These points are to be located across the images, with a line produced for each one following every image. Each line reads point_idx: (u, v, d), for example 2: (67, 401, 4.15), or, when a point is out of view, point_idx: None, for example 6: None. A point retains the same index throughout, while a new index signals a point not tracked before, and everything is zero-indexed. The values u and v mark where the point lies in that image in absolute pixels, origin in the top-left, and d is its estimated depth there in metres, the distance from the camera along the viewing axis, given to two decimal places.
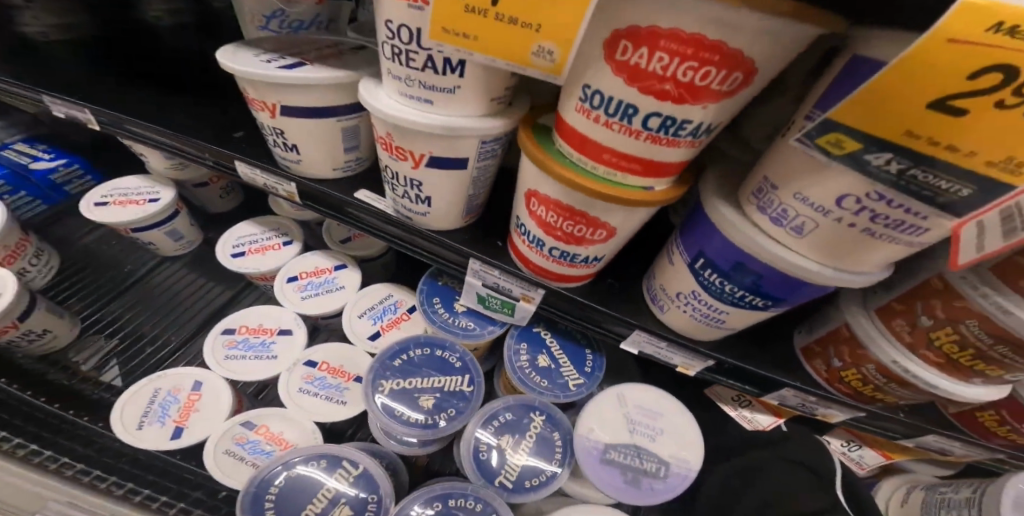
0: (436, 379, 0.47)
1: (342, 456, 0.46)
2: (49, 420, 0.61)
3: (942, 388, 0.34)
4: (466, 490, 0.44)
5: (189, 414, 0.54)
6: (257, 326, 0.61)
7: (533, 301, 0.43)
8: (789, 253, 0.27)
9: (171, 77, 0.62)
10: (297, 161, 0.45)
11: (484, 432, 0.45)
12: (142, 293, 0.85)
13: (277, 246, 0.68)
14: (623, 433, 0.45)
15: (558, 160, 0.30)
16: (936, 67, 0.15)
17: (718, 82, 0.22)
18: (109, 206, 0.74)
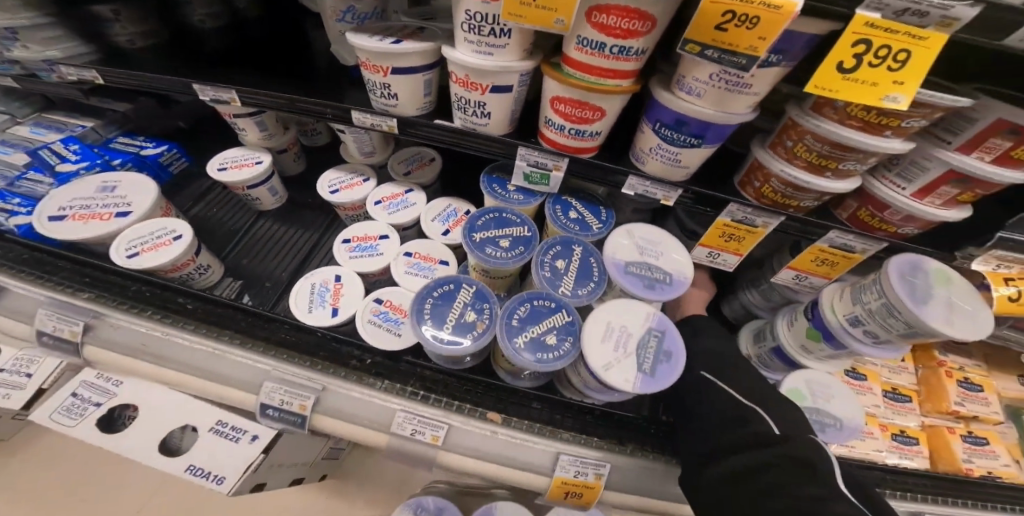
0: (510, 230, 0.75)
1: (461, 284, 0.69)
2: (238, 318, 0.84)
3: (813, 184, 0.61)
4: (547, 293, 0.68)
5: (339, 298, 0.83)
6: (363, 235, 0.90)
7: (560, 169, 0.73)
8: (695, 107, 0.57)
9: (267, 62, 0.85)
10: (394, 106, 0.71)
11: (550, 260, 0.72)
12: (251, 241, 1.05)
13: (359, 183, 0.95)
14: (635, 253, 0.74)
15: (570, 77, 0.59)
16: (716, 11, 0.42)
17: (635, 28, 0.51)
18: (228, 170, 0.94)
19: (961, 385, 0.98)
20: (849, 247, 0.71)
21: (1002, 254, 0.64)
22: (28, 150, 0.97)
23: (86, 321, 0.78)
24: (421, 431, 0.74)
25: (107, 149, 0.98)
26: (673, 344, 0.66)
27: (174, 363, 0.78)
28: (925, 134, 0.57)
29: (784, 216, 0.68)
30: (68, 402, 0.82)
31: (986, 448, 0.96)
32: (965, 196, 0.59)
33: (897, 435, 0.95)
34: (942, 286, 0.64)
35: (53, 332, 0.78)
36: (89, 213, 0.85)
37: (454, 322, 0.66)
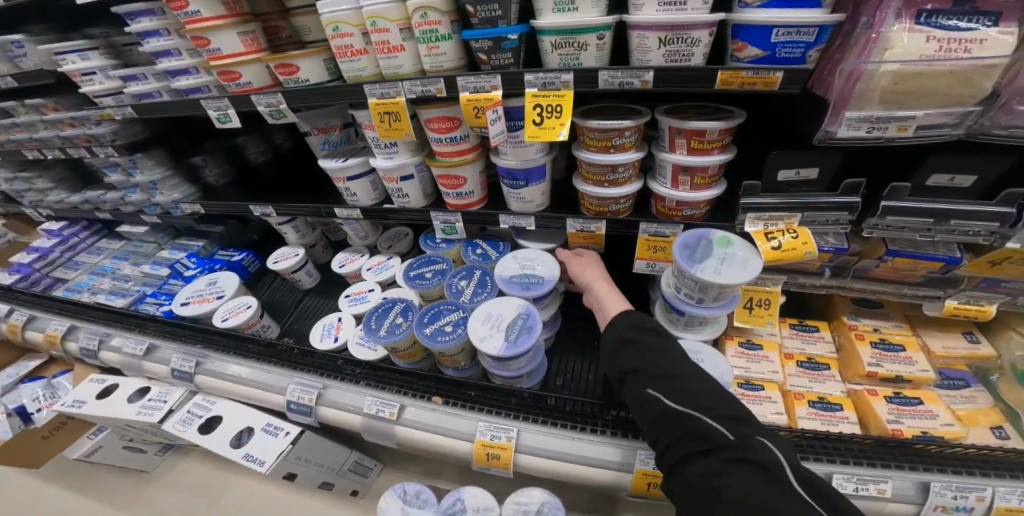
0: (436, 267, 1.06)
1: (397, 304, 1.01)
2: (283, 351, 1.21)
3: (605, 193, 0.86)
4: (450, 302, 0.95)
5: (338, 329, 1.14)
6: (358, 290, 1.21)
7: (457, 222, 1.05)
8: (516, 161, 0.89)
9: (295, 185, 1.36)
10: (353, 195, 1.12)
11: (457, 282, 0.99)
12: (299, 308, 1.40)
13: (355, 257, 1.30)
14: (515, 267, 0.96)
15: (435, 161, 0.96)
16: (467, 109, 0.80)
17: (450, 126, 0.90)
18: (281, 262, 1.33)
19: (873, 347, 0.94)
20: (662, 233, 0.89)
21: (756, 215, 0.79)
22: (168, 266, 1.51)
23: (196, 359, 1.24)
24: (382, 408, 1.00)
25: (212, 260, 1.44)
26: (535, 321, 0.85)
27: (246, 380, 1.18)
28: (657, 146, 0.82)
29: (603, 220, 0.91)
30: (184, 416, 1.22)
31: (921, 410, 0.86)
32: (702, 180, 0.80)
33: (814, 401, 0.90)
34: (719, 248, 0.79)
35: (179, 368, 1.25)
36: (201, 298, 1.27)
37: (387, 325, 0.96)
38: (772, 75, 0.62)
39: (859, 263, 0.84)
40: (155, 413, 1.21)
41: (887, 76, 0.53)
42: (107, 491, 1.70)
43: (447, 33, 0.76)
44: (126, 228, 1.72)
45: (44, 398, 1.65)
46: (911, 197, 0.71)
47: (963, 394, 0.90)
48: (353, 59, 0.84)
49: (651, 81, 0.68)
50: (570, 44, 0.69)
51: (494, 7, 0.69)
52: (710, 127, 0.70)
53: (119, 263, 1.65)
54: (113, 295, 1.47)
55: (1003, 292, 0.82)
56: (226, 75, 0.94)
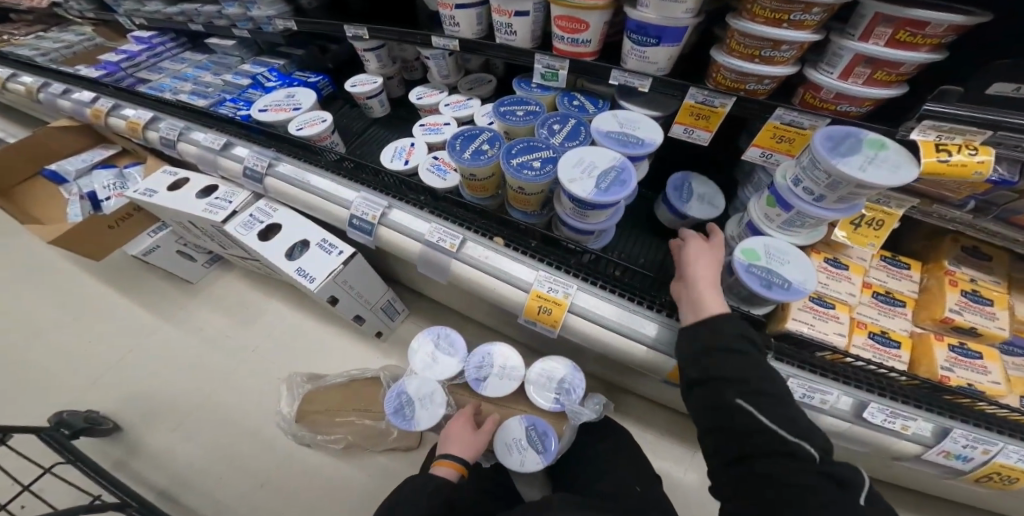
0: (529, 107, 1.01)
1: (483, 132, 0.96)
2: (348, 168, 1.21)
3: (750, 69, 0.79)
4: (541, 142, 0.91)
5: (411, 154, 1.12)
6: (435, 122, 1.16)
7: (561, 69, 0.99)
8: (656, 16, 0.80)
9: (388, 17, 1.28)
10: (454, 25, 1.05)
11: (549, 124, 0.95)
12: (362, 138, 1.38)
13: (434, 94, 1.24)
14: (614, 123, 0.91)
15: (558, 1, 0.87)
16: None
17: None
18: (359, 87, 1.28)
19: (962, 295, 0.87)
20: (797, 124, 0.82)
21: (934, 123, 0.72)
22: (249, 78, 1.51)
23: (269, 160, 1.26)
24: (443, 238, 1.01)
25: (292, 77, 1.42)
26: (629, 177, 0.83)
27: (310, 192, 1.19)
28: (836, 32, 0.73)
29: (735, 97, 0.85)
30: (246, 219, 1.28)
31: (977, 364, 0.84)
32: (884, 76, 0.72)
33: (874, 333, 0.88)
34: (869, 149, 0.72)
35: (251, 168, 1.27)
36: (279, 107, 1.27)
37: (473, 149, 0.93)
38: None
39: (1016, 202, 0.76)
40: (220, 212, 1.26)
41: None
42: (161, 289, 1.86)
43: None
44: (213, 42, 1.72)
45: (114, 187, 1.74)
46: None
47: (1018, 362, 0.87)
48: None
49: None
50: None
51: None
52: (937, 21, 0.61)
53: (200, 73, 1.67)
54: (196, 96, 1.49)
55: None
56: None
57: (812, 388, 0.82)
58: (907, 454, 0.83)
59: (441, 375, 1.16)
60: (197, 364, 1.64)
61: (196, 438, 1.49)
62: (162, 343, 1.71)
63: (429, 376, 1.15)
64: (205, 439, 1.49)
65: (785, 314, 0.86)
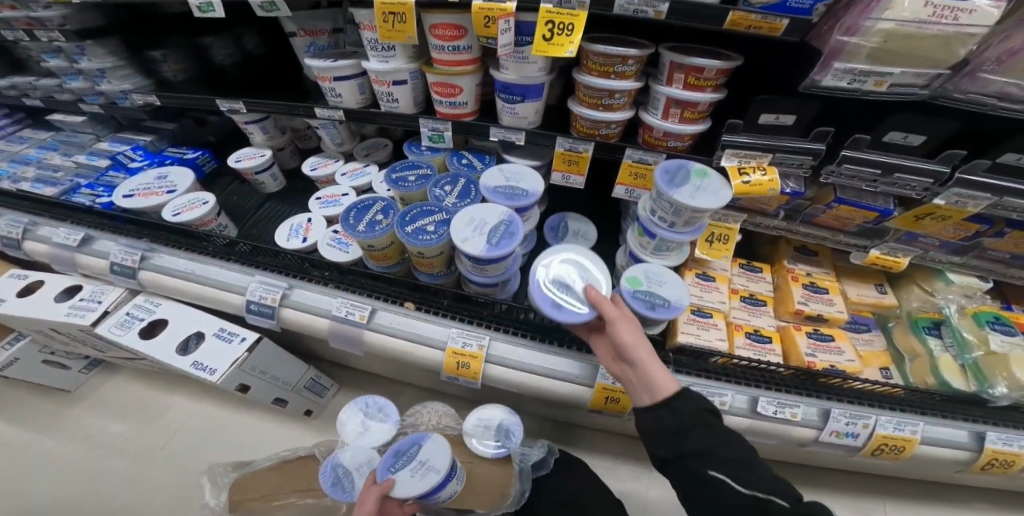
0: (420, 172, 1.02)
1: (375, 202, 0.95)
2: (240, 251, 1.16)
3: (600, 117, 0.89)
4: (432, 205, 0.93)
5: (308, 230, 1.08)
6: (332, 193, 1.14)
7: (446, 130, 1.03)
8: (516, 77, 0.89)
9: (267, 86, 1.24)
10: (337, 96, 1.05)
11: (441, 187, 0.97)
12: (255, 212, 1.30)
13: (330, 163, 1.22)
14: (501, 178, 0.96)
15: (432, 69, 0.93)
16: (478, 22, 0.82)
17: (453, 35, 0.87)
18: (244, 162, 1.22)
19: (804, 288, 1.05)
20: (643, 161, 0.94)
21: (735, 150, 0.86)
22: (110, 157, 1.35)
23: (141, 253, 1.14)
24: (352, 311, 0.99)
25: (162, 154, 1.30)
26: (517, 228, 0.86)
27: (197, 280, 1.09)
28: (650, 80, 0.88)
29: (593, 142, 0.94)
30: (123, 318, 1.13)
31: (831, 345, 1.00)
32: (690, 114, 0.86)
33: (750, 333, 1.02)
34: (696, 179, 0.85)
35: (118, 262, 1.13)
36: (148, 191, 1.15)
37: (366, 220, 0.92)
38: (778, 22, 0.71)
39: (810, 209, 0.96)
40: (87, 316, 1.11)
41: (881, 34, 0.63)
42: (21, 408, 1.55)
43: None
44: (60, 120, 1.52)
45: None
46: (867, 147, 0.82)
47: (864, 337, 1.05)
48: None
49: (666, 13, 0.74)
50: None
51: None
52: (709, 65, 0.77)
53: (47, 153, 1.47)
54: (39, 184, 1.30)
55: (914, 246, 0.98)
56: None
57: (708, 391, 0.92)
58: (807, 439, 0.94)
59: (377, 442, 1.10)
60: (78, 485, 1.37)
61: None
62: (27, 470, 1.41)
63: (361, 444, 1.08)
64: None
65: (677, 330, 0.96)
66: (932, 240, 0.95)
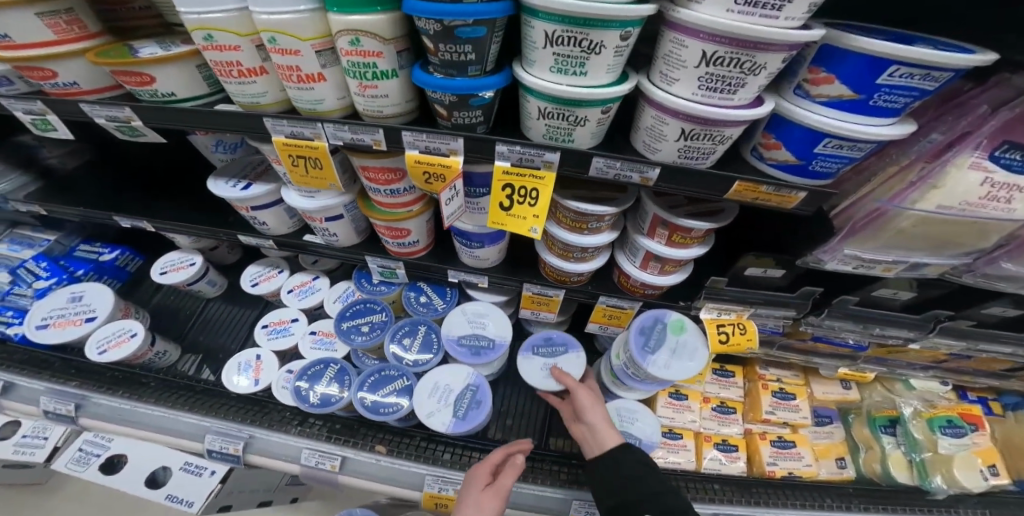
0: (375, 316, 0.98)
1: (333, 362, 0.95)
2: (193, 385, 1.01)
3: (575, 267, 0.82)
4: (393, 366, 0.92)
5: (259, 370, 0.98)
6: (278, 319, 1.04)
7: (399, 270, 0.96)
8: (470, 224, 0.78)
9: (179, 182, 1.02)
10: (262, 224, 0.88)
11: (396, 344, 0.94)
12: (202, 322, 1.13)
13: (273, 273, 1.09)
14: (464, 326, 0.95)
15: (369, 206, 0.80)
16: (414, 174, 0.65)
17: (388, 179, 0.72)
18: (168, 273, 1.02)
19: (773, 396, 1.06)
20: (620, 305, 0.90)
21: (715, 305, 0.82)
22: (8, 269, 1.05)
23: (76, 402, 0.93)
24: (323, 460, 0.92)
25: (72, 260, 1.06)
26: (484, 395, 0.89)
27: (150, 427, 0.93)
28: (631, 223, 0.77)
29: (564, 288, 0.89)
30: (77, 453, 0.98)
31: (792, 451, 1.02)
32: (671, 267, 0.77)
33: (718, 443, 1.02)
34: (673, 336, 0.85)
35: (52, 411, 0.93)
36: (64, 319, 0.94)
37: (322, 388, 0.91)
38: (794, 194, 0.60)
39: (785, 340, 0.93)
40: (36, 453, 0.97)
41: (910, 219, 0.54)
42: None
43: (389, 70, 0.54)
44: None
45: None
46: (854, 305, 0.77)
47: (826, 430, 1.08)
48: (245, 81, 0.57)
49: (654, 178, 0.61)
50: (564, 117, 0.54)
51: (466, 50, 0.50)
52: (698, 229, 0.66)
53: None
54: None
55: (883, 365, 1.04)
56: (32, 71, 0.63)
57: None
58: None
59: None
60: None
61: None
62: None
63: None
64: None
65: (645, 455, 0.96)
66: (900, 361, 1.03)
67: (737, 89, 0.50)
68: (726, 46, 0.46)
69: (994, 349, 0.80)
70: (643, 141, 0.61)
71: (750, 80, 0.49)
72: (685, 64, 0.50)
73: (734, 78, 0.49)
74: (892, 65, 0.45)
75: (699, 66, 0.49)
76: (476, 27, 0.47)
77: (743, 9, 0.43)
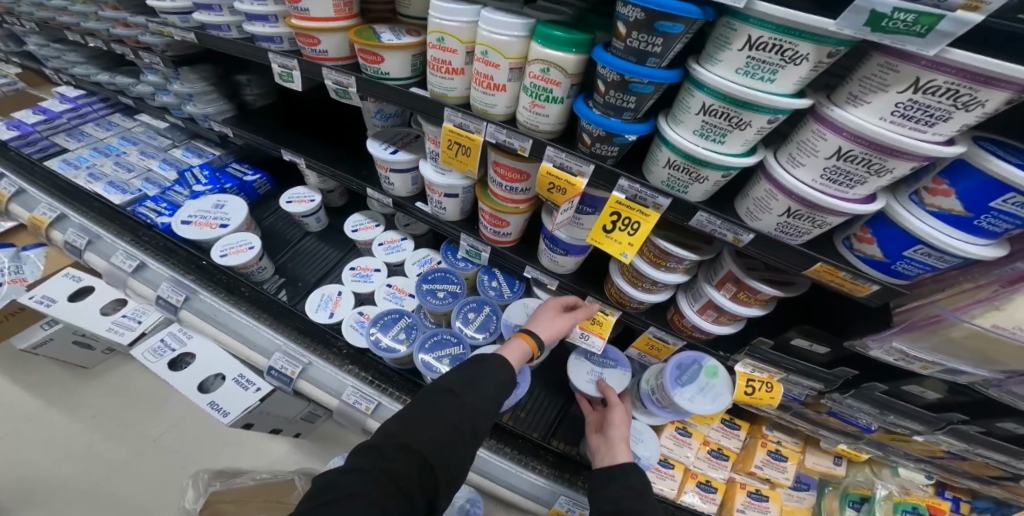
0: (453, 288, 1.11)
1: (403, 316, 1.09)
2: (274, 305, 1.20)
3: (640, 296, 0.91)
4: (452, 334, 1.04)
5: (337, 304, 1.13)
6: (366, 266, 1.20)
7: (484, 252, 1.08)
8: (568, 235, 0.88)
9: (337, 139, 1.22)
10: (390, 184, 1.07)
11: (461, 316, 1.07)
12: (293, 251, 1.31)
13: (371, 227, 1.26)
14: (523, 317, 1.06)
15: (485, 195, 0.95)
16: (541, 184, 0.77)
17: (513, 180, 0.85)
18: (293, 203, 1.22)
19: (767, 453, 1.21)
20: (665, 338, 0.99)
21: (753, 361, 0.91)
22: (178, 169, 1.39)
23: (186, 294, 1.19)
24: (360, 402, 1.08)
25: (223, 174, 1.31)
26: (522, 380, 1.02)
27: (232, 330, 1.16)
28: (702, 272, 0.85)
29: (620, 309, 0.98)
30: (156, 344, 1.14)
31: (763, 505, 1.15)
32: (725, 319, 0.86)
33: (701, 482, 1.19)
34: (705, 377, 0.94)
35: (166, 297, 1.18)
36: (202, 221, 1.13)
37: (389, 336, 1.05)
38: (866, 285, 0.61)
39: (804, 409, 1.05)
40: (126, 334, 1.22)
41: (963, 330, 0.58)
42: (40, 371, 1.61)
43: (560, 97, 0.66)
44: (146, 122, 1.60)
45: (9, 272, 1.30)
46: (880, 393, 0.85)
47: (799, 495, 1.22)
48: (448, 77, 0.74)
49: (746, 242, 0.64)
50: (687, 171, 0.60)
51: (630, 99, 0.58)
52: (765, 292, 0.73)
53: (127, 146, 1.50)
54: (112, 188, 1.31)
55: (880, 449, 1.12)
56: (304, 37, 0.81)
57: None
58: None
59: None
60: (70, 460, 1.44)
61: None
62: (35, 433, 1.48)
63: None
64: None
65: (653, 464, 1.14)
66: (897, 450, 1.10)
67: (856, 186, 0.49)
68: (862, 147, 0.46)
69: (991, 456, 0.86)
70: (745, 208, 0.63)
71: (870, 180, 0.48)
72: (816, 153, 0.50)
73: (856, 176, 0.48)
74: (1010, 192, 0.44)
75: (829, 158, 0.49)
76: (647, 85, 0.55)
77: (898, 120, 0.42)
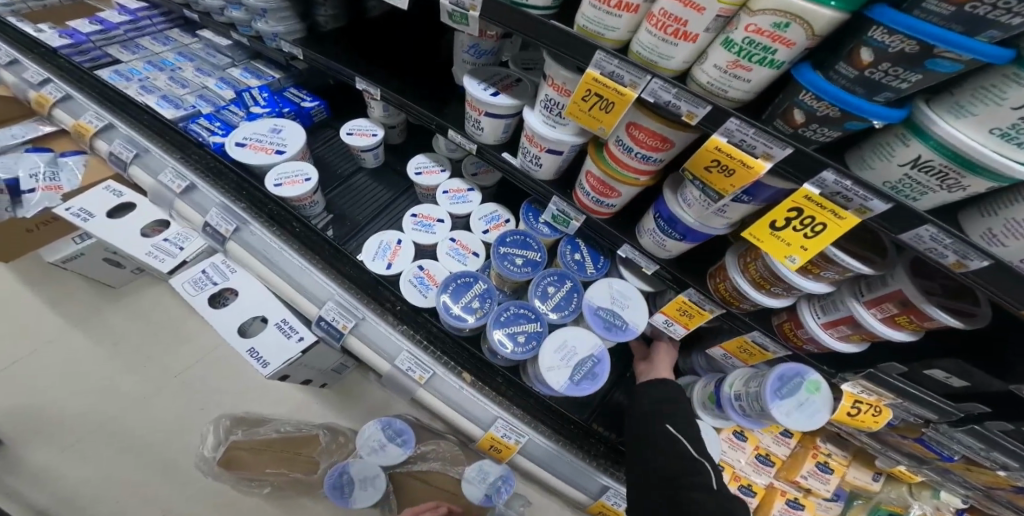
0: (535, 255, 1.02)
1: (476, 281, 0.99)
2: (325, 246, 1.09)
3: (759, 300, 0.82)
4: (530, 307, 0.96)
5: (395, 254, 1.04)
6: (427, 214, 1.08)
7: (577, 222, 0.97)
8: (693, 219, 0.78)
9: (425, 76, 1.06)
10: (479, 130, 0.93)
11: (541, 290, 0.97)
12: (342, 189, 1.19)
13: (436, 171, 1.12)
14: (607, 299, 0.97)
15: (600, 157, 0.83)
16: (698, 155, 0.67)
17: (650, 146, 0.72)
18: (353, 135, 1.08)
19: (815, 465, 1.19)
20: (763, 344, 0.93)
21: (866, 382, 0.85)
22: (234, 90, 1.24)
23: (236, 224, 1.06)
24: (414, 369, 1.01)
25: (281, 97, 1.17)
26: (602, 369, 0.91)
27: (281, 271, 1.05)
28: (849, 284, 0.76)
29: (726, 309, 0.90)
30: (196, 276, 1.00)
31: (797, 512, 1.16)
32: (857, 338, 0.79)
33: (743, 485, 1.15)
34: (805, 392, 0.88)
35: (213, 225, 1.06)
36: (259, 145, 0.99)
37: (460, 301, 0.96)
38: None
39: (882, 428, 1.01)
40: (167, 262, 1.09)
41: None
42: (67, 288, 1.47)
43: (780, 62, 0.50)
44: (203, 34, 1.44)
45: (44, 178, 1.17)
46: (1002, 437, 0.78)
47: (823, 504, 1.20)
48: (615, 14, 0.59)
49: (971, 269, 0.54)
50: (944, 176, 0.46)
51: (910, 78, 0.41)
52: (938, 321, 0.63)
53: (183, 63, 1.34)
54: (165, 102, 1.18)
55: (939, 475, 1.11)
56: None
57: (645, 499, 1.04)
58: None
59: (385, 461, 1.22)
60: (85, 389, 1.35)
61: (77, 462, 1.26)
62: (48, 351, 1.38)
63: (372, 459, 1.21)
64: (91, 464, 1.26)
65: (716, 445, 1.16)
66: (956, 478, 1.09)
67: None
68: None
69: None
70: (988, 231, 0.52)
71: None
72: None
73: None
74: None
75: None
76: (956, 64, 0.38)
77: None
